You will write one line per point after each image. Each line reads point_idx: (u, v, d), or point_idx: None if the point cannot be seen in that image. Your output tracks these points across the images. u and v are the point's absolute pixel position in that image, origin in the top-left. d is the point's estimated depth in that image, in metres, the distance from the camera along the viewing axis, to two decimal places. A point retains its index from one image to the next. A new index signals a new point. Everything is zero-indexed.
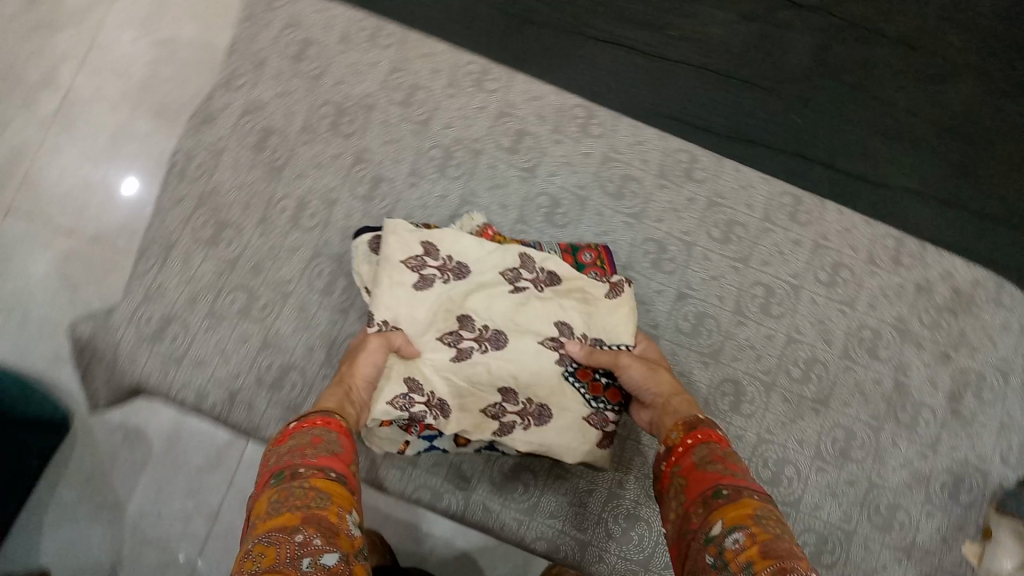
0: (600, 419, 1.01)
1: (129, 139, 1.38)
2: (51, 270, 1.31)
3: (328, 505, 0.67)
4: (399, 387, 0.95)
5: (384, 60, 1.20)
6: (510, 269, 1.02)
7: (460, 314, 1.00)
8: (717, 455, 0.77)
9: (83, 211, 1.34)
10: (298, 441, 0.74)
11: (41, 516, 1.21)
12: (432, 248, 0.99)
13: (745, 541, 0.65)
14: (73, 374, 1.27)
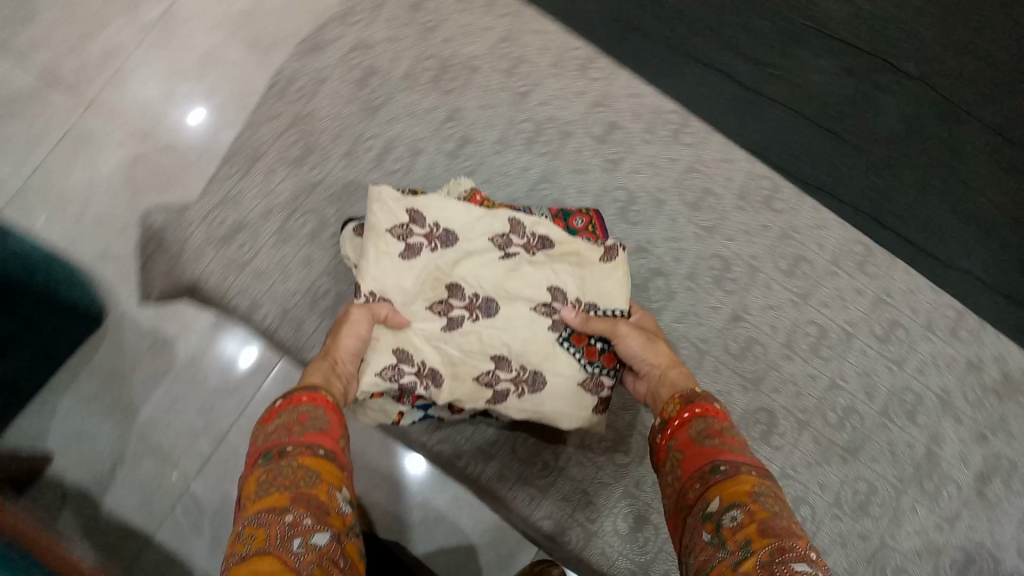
0: (595, 384, 1.00)
1: (217, 63, 1.40)
2: (118, 170, 1.33)
3: (317, 484, 0.68)
4: (387, 358, 0.94)
5: (496, 27, 1.25)
6: (500, 235, 1.01)
7: (449, 283, 0.99)
8: (717, 432, 0.78)
9: (161, 119, 1.37)
10: (285, 418, 0.75)
11: (58, 401, 1.23)
12: (418, 216, 0.98)
13: (744, 518, 0.66)
14: (117, 273, 1.28)
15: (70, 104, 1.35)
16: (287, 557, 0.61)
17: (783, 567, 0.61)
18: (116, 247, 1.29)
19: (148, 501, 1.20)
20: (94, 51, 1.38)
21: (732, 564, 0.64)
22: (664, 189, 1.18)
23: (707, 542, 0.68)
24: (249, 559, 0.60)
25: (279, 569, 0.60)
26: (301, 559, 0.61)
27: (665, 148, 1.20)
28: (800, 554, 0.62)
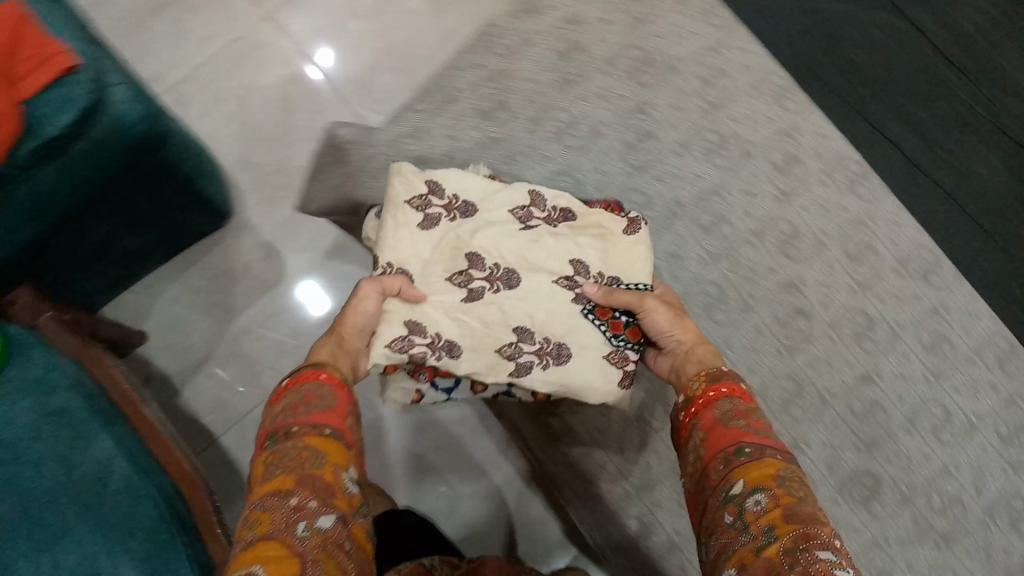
0: (620, 357, 0.95)
1: (394, 8, 1.41)
2: (277, 85, 1.35)
3: (325, 463, 0.68)
4: (397, 330, 0.89)
5: (707, 36, 1.17)
6: (519, 208, 1.01)
7: (468, 253, 0.96)
8: (742, 413, 0.77)
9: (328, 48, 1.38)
10: (291, 398, 0.74)
11: (165, 288, 1.27)
12: (435, 187, 0.99)
13: (768, 504, 0.66)
14: (249, 182, 1.31)
15: (249, 13, 1.38)
16: (292, 545, 0.61)
17: (807, 556, 0.61)
18: (256, 156, 1.32)
19: (222, 403, 1.23)
20: None
21: (755, 550, 0.64)
22: (829, 233, 1.04)
23: (729, 524, 0.68)
24: (253, 545, 0.61)
25: (283, 556, 0.60)
26: (305, 546, 0.61)
27: (838, 195, 1.07)
28: (824, 541, 0.62)
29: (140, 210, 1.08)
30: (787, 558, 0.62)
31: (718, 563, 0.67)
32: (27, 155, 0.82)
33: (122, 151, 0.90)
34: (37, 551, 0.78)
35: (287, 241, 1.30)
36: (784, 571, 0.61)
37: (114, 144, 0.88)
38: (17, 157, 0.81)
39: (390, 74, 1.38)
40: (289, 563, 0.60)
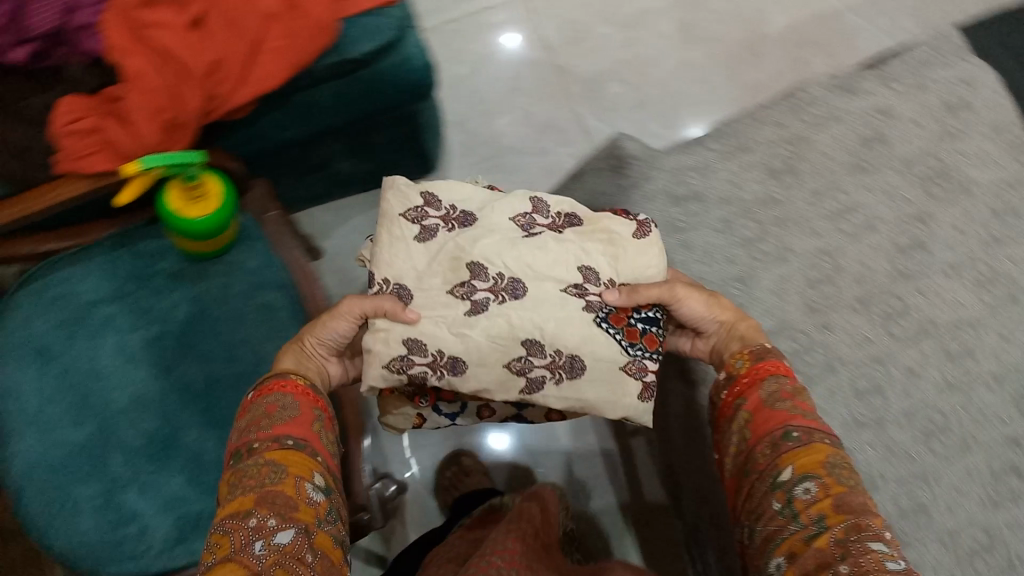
0: (637, 367, 0.70)
1: (646, 26, 1.33)
2: (511, 62, 1.31)
3: (286, 478, 0.58)
4: (395, 349, 0.67)
5: None
6: (522, 213, 0.73)
7: (470, 262, 0.70)
8: (789, 395, 0.63)
9: (574, 43, 1.32)
10: (252, 414, 0.65)
11: (353, 214, 1.30)
12: (432, 196, 0.74)
13: (820, 495, 0.55)
14: (454, 146, 1.28)
15: None
16: (250, 569, 0.52)
17: (859, 547, 0.51)
18: (473, 123, 1.29)
19: None
20: None
21: (806, 540, 0.54)
22: None
23: (777, 512, 0.57)
24: (211, 572, 0.52)
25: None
26: (265, 562, 0.53)
27: None
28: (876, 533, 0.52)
29: (370, 143, 1.07)
30: (840, 552, 0.52)
31: (763, 553, 0.57)
32: (324, 70, 0.81)
33: (395, 90, 0.88)
34: (207, 427, 0.82)
35: None
36: (835, 564, 0.51)
37: (392, 81, 0.87)
38: (315, 70, 0.81)
39: (619, 87, 1.30)
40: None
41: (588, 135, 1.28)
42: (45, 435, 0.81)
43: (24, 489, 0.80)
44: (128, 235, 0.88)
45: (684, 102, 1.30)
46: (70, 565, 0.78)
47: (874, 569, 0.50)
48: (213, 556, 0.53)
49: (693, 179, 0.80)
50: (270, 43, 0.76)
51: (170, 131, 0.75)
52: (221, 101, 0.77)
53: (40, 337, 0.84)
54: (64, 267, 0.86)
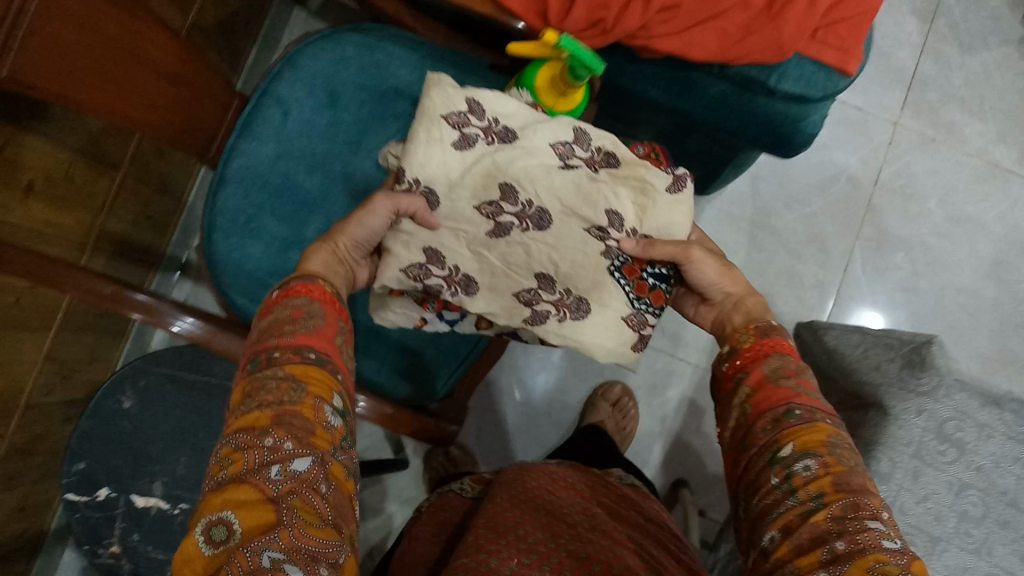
0: (638, 321, 0.67)
1: (968, 232, 1.25)
2: (834, 166, 1.24)
3: (305, 399, 0.49)
4: (415, 256, 0.64)
5: None
6: (563, 139, 0.66)
7: (501, 183, 0.65)
8: (793, 371, 0.56)
9: (897, 194, 1.25)
10: (274, 317, 0.55)
11: None
12: (477, 106, 0.65)
13: (820, 473, 0.49)
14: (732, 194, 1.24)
15: (888, 103, 1.26)
16: (263, 497, 0.45)
17: (857, 526, 0.46)
18: (765, 184, 1.24)
19: None
20: (949, 115, 1.26)
21: (802, 515, 0.48)
22: None
23: (773, 488, 0.51)
24: (218, 495, 0.45)
25: (255, 504, 0.45)
26: (279, 490, 0.45)
27: None
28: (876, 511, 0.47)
29: (682, 138, 1.03)
30: (837, 529, 0.47)
31: (756, 528, 0.51)
32: (738, 77, 0.77)
33: (766, 133, 0.85)
34: None
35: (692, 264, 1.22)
36: (831, 541, 0.46)
37: (775, 128, 0.84)
38: (730, 71, 0.77)
39: (902, 260, 1.23)
40: (262, 512, 0.44)
41: (845, 275, 1.23)
42: (278, 160, 0.83)
43: (231, 186, 0.83)
44: (466, 57, 0.84)
45: (942, 318, 1.23)
46: (212, 272, 0.82)
47: (871, 548, 0.45)
48: (224, 473, 0.46)
49: (967, 431, 0.70)
50: (727, 26, 0.72)
51: (590, 28, 0.72)
52: (648, 37, 0.73)
53: (338, 79, 0.83)
54: (397, 37, 0.84)
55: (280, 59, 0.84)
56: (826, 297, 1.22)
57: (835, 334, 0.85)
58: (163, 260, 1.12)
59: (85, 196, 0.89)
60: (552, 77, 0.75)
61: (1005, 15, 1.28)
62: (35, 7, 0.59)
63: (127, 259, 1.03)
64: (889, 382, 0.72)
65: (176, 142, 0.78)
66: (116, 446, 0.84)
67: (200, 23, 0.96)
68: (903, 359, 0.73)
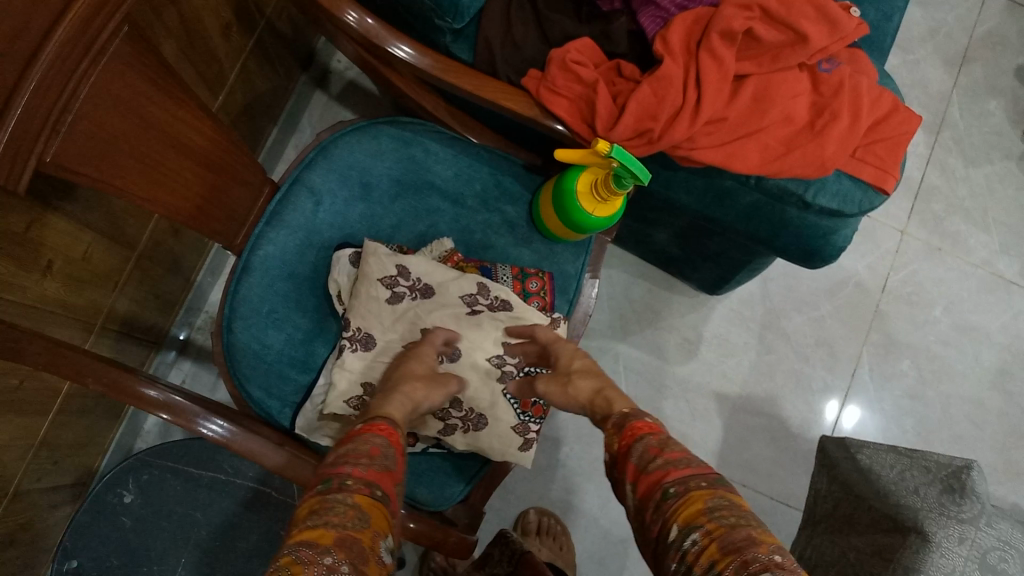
0: (523, 427, 0.76)
1: (972, 340, 1.26)
2: (845, 271, 1.25)
3: (367, 531, 0.48)
4: (354, 388, 0.73)
5: None
6: (468, 291, 0.77)
7: (422, 328, 0.75)
8: (659, 450, 0.53)
9: (905, 301, 1.26)
10: (353, 445, 0.55)
11: (626, 265, 1.23)
12: (403, 269, 0.76)
13: (706, 543, 0.45)
14: (743, 295, 1.24)
15: (896, 212, 1.28)
16: None
17: None
18: (774, 286, 1.24)
19: None
20: (954, 226, 1.29)
21: None
22: None
23: None
24: None
25: None
26: None
27: None
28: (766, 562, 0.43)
29: (700, 241, 1.03)
30: None
31: None
32: (774, 190, 0.76)
33: (794, 245, 0.84)
34: None
35: (704, 362, 1.21)
36: None
37: (806, 239, 0.83)
38: (766, 184, 0.76)
39: (909, 367, 1.23)
40: None
41: (851, 378, 1.22)
42: (306, 249, 0.81)
43: (257, 273, 0.80)
44: (504, 158, 0.87)
45: (949, 426, 1.22)
46: (231, 362, 0.78)
47: None
48: None
49: (1012, 561, 0.67)
50: (770, 141, 0.73)
51: (637, 136, 0.72)
52: (691, 148, 0.72)
53: (373, 172, 0.83)
54: (434, 133, 0.85)
55: (315, 148, 0.83)
56: (832, 401, 1.21)
57: (869, 451, 0.84)
58: (164, 339, 1.09)
59: (100, 276, 0.86)
60: (595, 182, 0.75)
61: (1007, 131, 1.35)
62: (88, 98, 0.57)
63: (131, 338, 1.00)
64: (929, 506, 0.70)
65: (208, 229, 0.76)
66: (113, 543, 0.79)
67: (227, 106, 0.97)
68: (941, 485, 0.72)
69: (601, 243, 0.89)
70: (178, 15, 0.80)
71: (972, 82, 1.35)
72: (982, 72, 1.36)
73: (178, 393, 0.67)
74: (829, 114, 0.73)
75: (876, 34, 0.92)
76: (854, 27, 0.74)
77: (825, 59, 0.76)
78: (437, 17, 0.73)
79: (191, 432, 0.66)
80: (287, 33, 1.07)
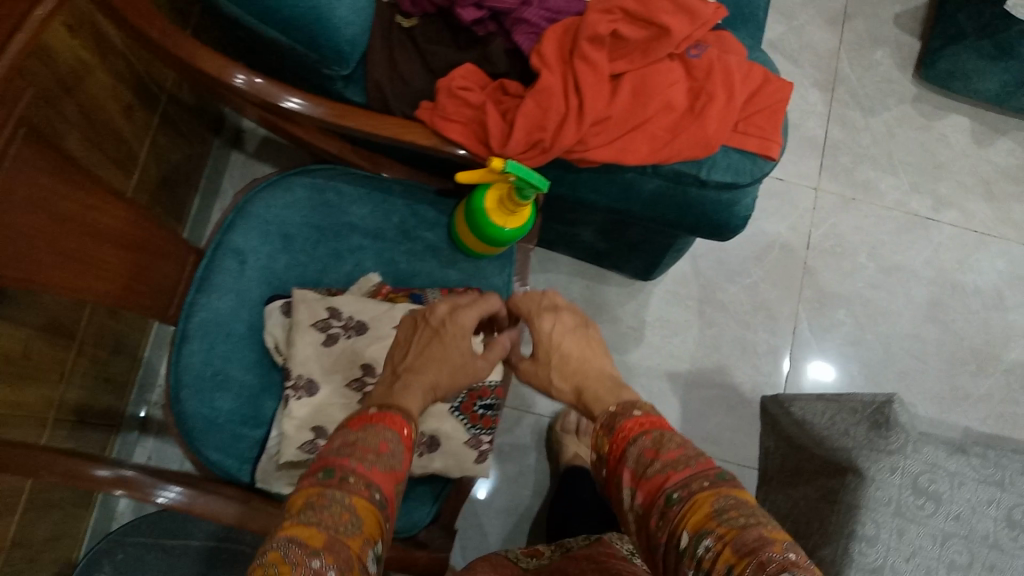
0: (474, 440, 0.79)
1: (899, 279, 1.31)
2: (769, 236, 1.30)
3: (355, 538, 0.49)
4: (304, 434, 0.75)
5: None
6: (401, 321, 0.79)
7: (362, 363, 0.78)
8: (654, 451, 0.55)
9: (830, 255, 1.31)
10: (364, 436, 0.56)
11: (563, 268, 1.27)
12: (333, 310, 0.79)
13: (721, 549, 0.46)
14: (677, 274, 1.28)
15: (807, 172, 1.34)
16: None
17: None
18: (705, 262, 1.29)
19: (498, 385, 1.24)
20: (863, 175, 1.35)
21: None
22: None
23: None
24: None
25: None
26: None
27: None
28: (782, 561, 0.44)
29: (622, 232, 1.07)
30: None
31: None
32: (670, 175, 0.80)
33: (702, 222, 0.88)
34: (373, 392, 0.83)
35: (652, 345, 1.25)
36: None
37: (712, 216, 0.87)
38: (661, 170, 0.80)
39: (844, 316, 1.28)
40: None
41: (793, 337, 1.27)
42: (241, 309, 0.84)
43: (195, 342, 0.82)
44: (415, 186, 0.90)
45: (892, 364, 1.27)
46: (183, 430, 0.80)
47: None
48: None
49: (941, 482, 0.71)
50: (655, 131, 0.77)
51: (531, 149, 0.75)
52: (584, 150, 0.76)
53: (291, 223, 0.86)
54: (344, 176, 0.88)
55: (232, 210, 0.86)
56: (779, 361, 1.26)
57: (802, 406, 0.90)
58: (122, 420, 1.10)
59: (44, 371, 0.88)
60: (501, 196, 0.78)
61: (897, 77, 1.41)
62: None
63: (88, 426, 1.01)
64: (859, 444, 0.75)
65: (139, 308, 0.78)
66: None
67: (143, 182, 0.99)
68: (868, 421, 0.77)
69: (523, 253, 0.92)
70: (77, 106, 0.83)
71: (857, 36, 1.42)
72: (865, 26, 1.43)
73: (131, 468, 0.69)
74: (705, 96, 0.78)
75: (747, 9, 0.97)
76: (712, 11, 0.79)
77: (692, 45, 0.80)
78: (324, 66, 0.77)
79: (148, 505, 0.68)
80: (192, 102, 1.10)
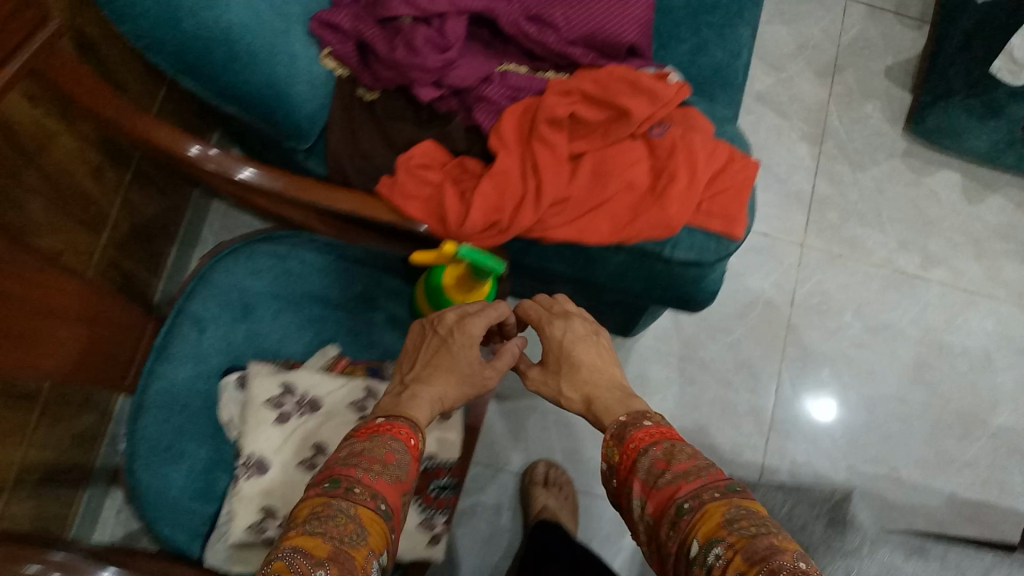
0: (428, 523, 0.78)
1: (884, 338, 1.29)
2: (752, 292, 1.29)
3: (360, 549, 0.48)
4: (253, 514, 0.74)
5: None
6: (355, 398, 0.79)
7: (314, 442, 0.77)
8: (665, 463, 0.55)
9: (815, 312, 1.29)
10: (370, 447, 0.56)
11: None
12: (287, 386, 0.78)
13: (731, 557, 0.46)
14: (658, 330, 1.27)
15: (793, 227, 1.33)
16: None
17: None
18: (687, 318, 1.27)
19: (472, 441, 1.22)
20: (850, 231, 1.33)
21: None
22: None
23: None
24: None
25: None
26: None
27: None
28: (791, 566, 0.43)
29: (596, 294, 1.06)
30: None
31: None
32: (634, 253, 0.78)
33: (670, 296, 0.87)
34: None
35: None
36: None
37: (680, 291, 0.85)
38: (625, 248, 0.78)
39: (828, 375, 1.26)
40: None
41: (776, 396, 1.24)
42: (199, 379, 0.83)
43: (151, 413, 0.81)
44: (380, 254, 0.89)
45: (876, 426, 1.24)
46: (135, 504, 0.79)
47: None
48: None
49: None
50: (616, 211, 0.76)
51: (487, 230, 0.75)
52: (544, 230, 0.75)
53: (252, 293, 0.85)
54: (308, 245, 0.88)
55: (195, 279, 0.86)
56: (761, 421, 1.23)
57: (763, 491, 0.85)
58: (92, 474, 1.09)
59: (5, 434, 0.88)
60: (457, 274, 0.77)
61: (887, 130, 1.40)
62: None
63: (54, 483, 1.00)
64: (817, 543, 0.73)
65: (95, 377, 0.77)
66: None
67: (115, 239, 0.99)
68: (825, 518, 0.77)
69: None
70: (43, 172, 0.83)
71: (847, 89, 1.41)
72: (855, 79, 1.42)
73: None
74: (667, 175, 0.76)
75: (723, 75, 0.97)
76: (675, 91, 0.78)
77: (655, 124, 0.79)
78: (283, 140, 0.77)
79: None
80: None
